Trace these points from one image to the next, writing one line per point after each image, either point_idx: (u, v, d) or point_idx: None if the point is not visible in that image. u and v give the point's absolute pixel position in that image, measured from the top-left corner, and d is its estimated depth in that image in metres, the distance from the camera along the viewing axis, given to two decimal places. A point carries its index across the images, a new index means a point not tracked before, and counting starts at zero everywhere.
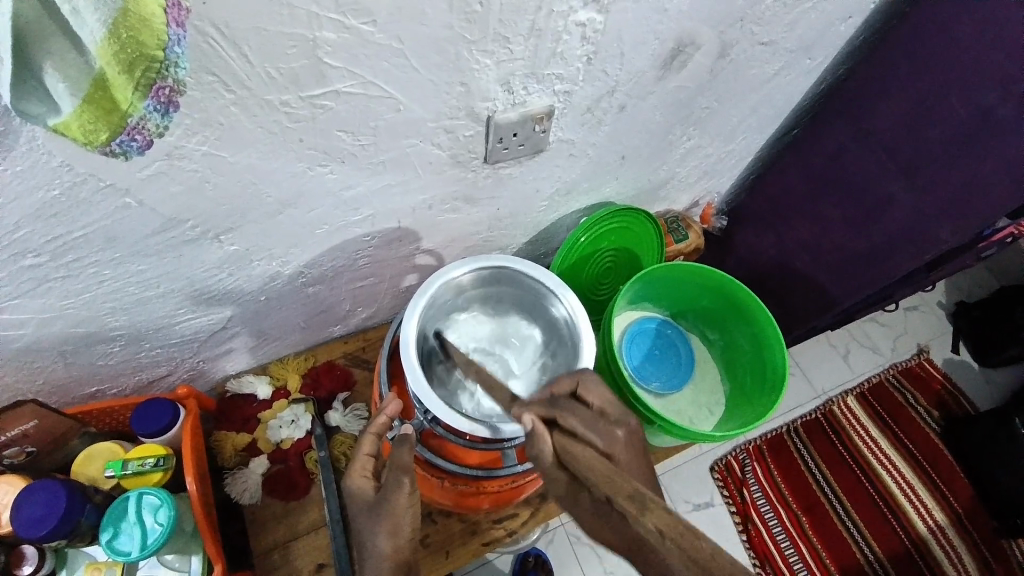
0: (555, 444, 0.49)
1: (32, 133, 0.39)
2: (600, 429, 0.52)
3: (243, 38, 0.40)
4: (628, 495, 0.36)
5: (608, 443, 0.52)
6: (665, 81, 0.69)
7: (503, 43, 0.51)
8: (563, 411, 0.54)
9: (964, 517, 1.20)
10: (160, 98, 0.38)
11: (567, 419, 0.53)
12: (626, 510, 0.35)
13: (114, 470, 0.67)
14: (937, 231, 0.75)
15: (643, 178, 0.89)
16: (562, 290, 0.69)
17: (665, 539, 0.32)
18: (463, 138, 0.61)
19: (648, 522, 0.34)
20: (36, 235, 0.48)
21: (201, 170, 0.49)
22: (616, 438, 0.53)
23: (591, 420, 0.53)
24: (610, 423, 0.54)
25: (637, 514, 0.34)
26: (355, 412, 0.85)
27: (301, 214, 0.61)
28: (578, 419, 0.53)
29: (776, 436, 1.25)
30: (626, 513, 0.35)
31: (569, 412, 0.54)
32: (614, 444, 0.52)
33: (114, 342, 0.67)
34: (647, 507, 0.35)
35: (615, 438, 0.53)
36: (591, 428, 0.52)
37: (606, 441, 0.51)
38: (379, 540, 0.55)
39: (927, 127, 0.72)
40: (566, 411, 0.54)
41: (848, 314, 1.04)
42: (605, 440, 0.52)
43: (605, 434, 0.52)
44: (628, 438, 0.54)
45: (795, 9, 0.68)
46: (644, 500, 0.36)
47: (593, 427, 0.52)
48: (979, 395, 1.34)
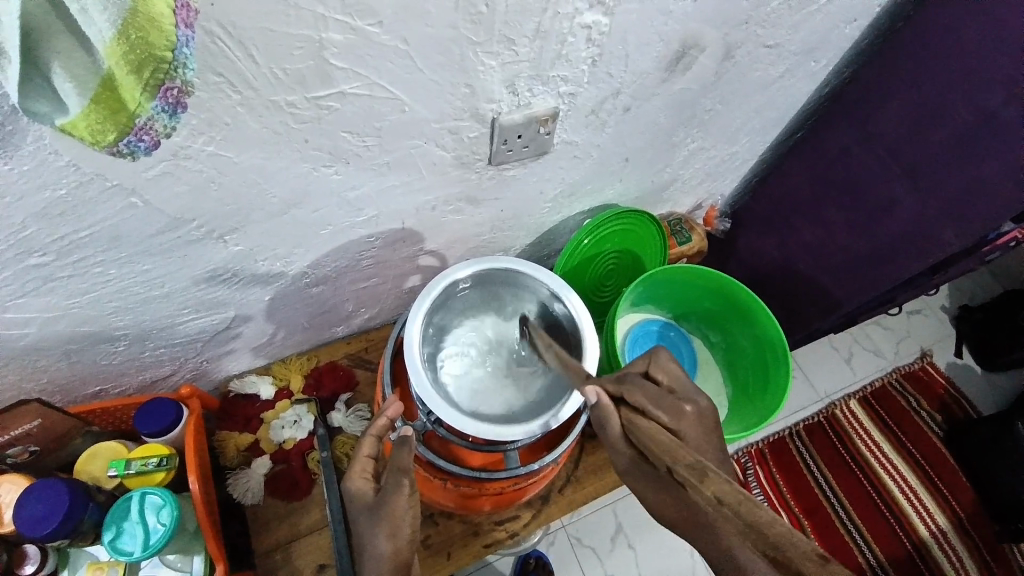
0: (625, 417, 0.56)
1: (39, 132, 0.39)
2: (667, 406, 0.57)
3: (249, 39, 0.40)
4: (690, 465, 0.44)
5: (675, 421, 0.56)
6: (669, 83, 0.69)
7: (508, 44, 0.51)
8: (632, 385, 0.58)
9: (966, 521, 1.20)
10: (167, 99, 0.36)
11: (632, 395, 0.57)
12: (689, 478, 0.43)
13: (117, 469, 0.67)
14: (941, 235, 0.75)
15: (647, 180, 0.89)
16: (564, 291, 0.70)
17: (724, 506, 0.38)
18: (468, 140, 0.61)
19: (708, 490, 0.41)
20: (41, 234, 0.48)
21: (206, 170, 0.50)
22: (684, 418, 0.57)
23: (659, 396, 0.58)
24: (680, 399, 0.58)
25: (697, 484, 0.42)
26: (358, 413, 0.85)
27: (305, 214, 0.61)
28: (645, 393, 0.57)
29: (778, 439, 1.25)
30: (690, 483, 0.43)
31: (636, 386, 0.58)
32: (682, 421, 0.56)
33: (118, 341, 0.67)
34: (707, 477, 0.42)
35: (686, 414, 0.57)
36: (659, 404, 0.57)
37: (675, 417, 0.56)
38: (378, 540, 0.55)
39: (933, 130, 0.71)
40: (633, 385, 0.58)
41: (851, 317, 1.04)
42: (674, 415, 0.56)
43: (672, 411, 0.57)
44: (698, 414, 0.58)
45: (800, 11, 0.68)
46: (703, 470, 0.43)
47: (662, 404, 0.57)
48: (982, 399, 1.34)
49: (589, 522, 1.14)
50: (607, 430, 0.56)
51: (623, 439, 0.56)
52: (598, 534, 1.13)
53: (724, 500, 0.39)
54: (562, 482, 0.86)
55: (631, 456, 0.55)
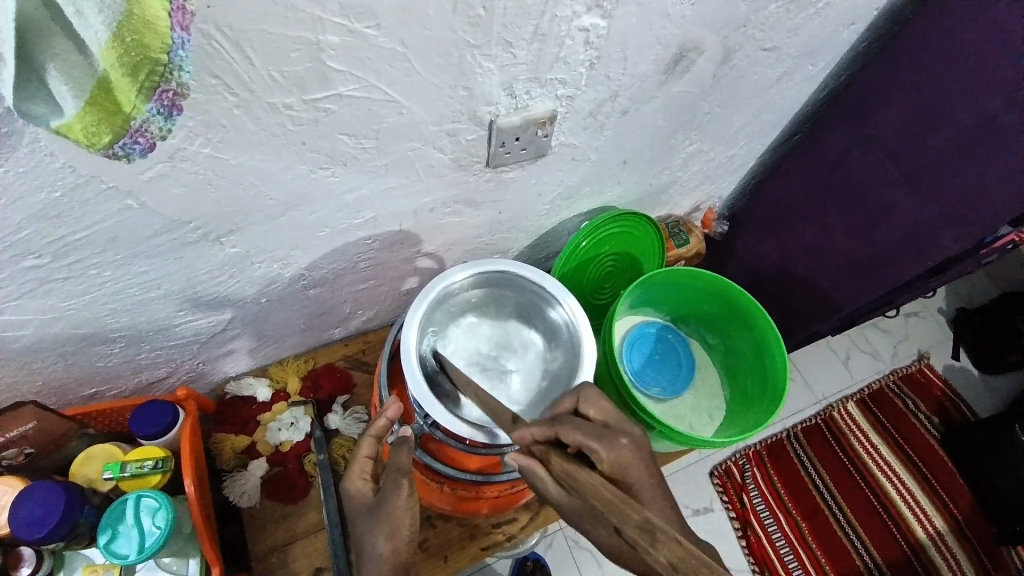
0: (558, 467, 0.50)
1: (35, 134, 0.39)
2: (604, 440, 0.53)
3: (248, 40, 0.40)
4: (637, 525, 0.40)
5: (613, 459, 0.52)
6: (668, 86, 0.69)
7: (506, 47, 0.51)
8: (564, 425, 0.54)
9: (964, 523, 1.20)
10: (161, 102, 0.38)
11: (567, 435, 0.53)
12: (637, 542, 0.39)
13: (113, 472, 0.67)
14: (941, 238, 0.75)
15: (645, 183, 0.89)
16: (564, 295, 0.69)
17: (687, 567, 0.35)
18: (466, 142, 0.61)
19: (663, 556, 0.37)
20: (37, 236, 0.48)
21: (204, 172, 0.49)
22: (622, 450, 0.53)
23: (596, 430, 0.54)
24: (615, 432, 0.54)
25: (648, 549, 0.38)
26: (355, 415, 0.85)
27: (304, 216, 0.61)
28: (579, 430, 0.53)
29: (776, 442, 1.25)
30: (641, 547, 0.39)
31: (569, 424, 0.54)
32: (622, 457, 0.52)
33: (114, 343, 0.66)
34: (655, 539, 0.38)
35: (620, 447, 0.53)
36: (595, 438, 0.53)
37: (612, 456, 0.52)
38: (378, 540, 0.54)
39: (931, 133, 0.71)
40: (566, 424, 0.54)
41: (849, 320, 1.04)
42: (609, 449, 0.52)
43: (610, 444, 0.53)
44: (634, 445, 0.54)
45: (799, 14, 0.68)
46: (656, 533, 0.39)
47: (598, 439, 0.53)
48: (979, 401, 1.34)
49: None
50: (539, 484, 0.50)
51: (557, 485, 0.49)
52: None
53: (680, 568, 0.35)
54: None
55: (567, 501, 0.48)
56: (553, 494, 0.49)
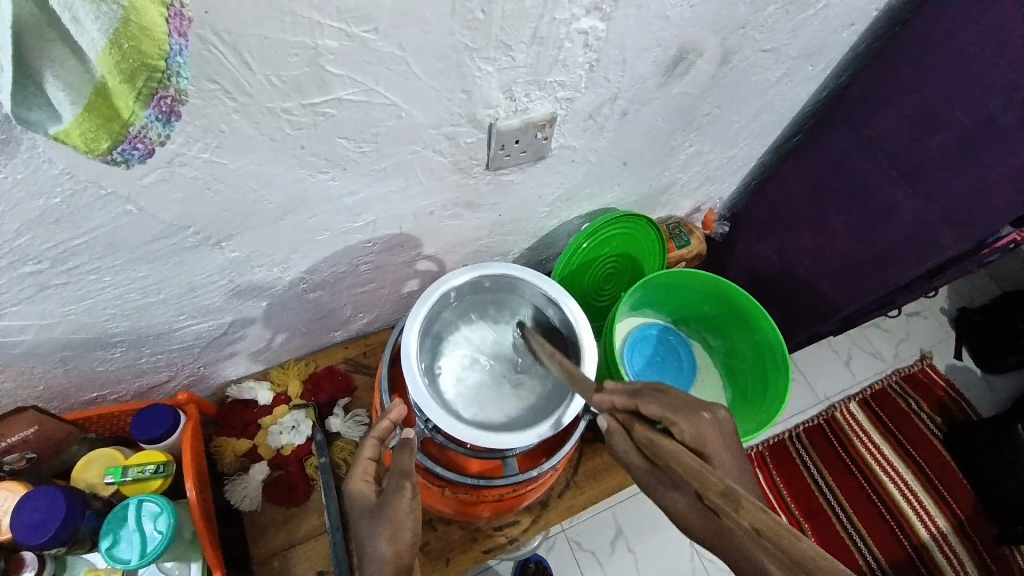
0: (642, 435, 0.52)
1: (33, 141, 0.39)
2: (686, 414, 0.52)
3: (246, 45, 0.40)
4: (719, 489, 0.41)
5: (695, 434, 0.52)
6: (667, 87, 0.68)
7: (505, 50, 0.51)
8: (647, 398, 0.54)
9: (967, 523, 1.19)
10: (161, 108, 0.38)
11: (647, 404, 0.54)
12: (721, 506, 0.39)
13: (114, 477, 0.67)
14: (940, 239, 0.75)
15: (645, 184, 0.89)
16: (563, 297, 0.69)
17: (762, 537, 0.35)
18: (465, 145, 0.61)
19: (744, 518, 0.37)
20: (37, 242, 0.48)
21: (202, 177, 0.49)
22: (705, 424, 0.52)
23: (680, 404, 0.53)
24: (698, 405, 0.54)
25: (733, 512, 0.38)
26: (356, 418, 0.85)
27: (303, 220, 0.61)
28: (662, 404, 0.53)
29: (778, 443, 1.25)
30: (724, 513, 0.39)
31: (651, 397, 0.54)
32: (704, 432, 0.52)
33: (115, 347, 0.66)
34: (739, 504, 0.38)
35: (706, 421, 0.52)
36: (677, 412, 0.53)
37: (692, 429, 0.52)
38: (379, 543, 0.54)
39: (931, 134, 0.71)
40: (648, 396, 0.54)
41: (850, 320, 1.04)
42: (691, 423, 0.52)
43: (692, 419, 0.52)
44: (717, 421, 0.53)
45: (798, 15, 0.67)
46: (739, 499, 0.39)
47: (680, 412, 0.53)
48: (982, 401, 1.34)
49: (589, 526, 1.13)
50: (621, 450, 0.53)
51: (638, 453, 0.52)
52: (598, 537, 1.13)
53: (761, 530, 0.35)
54: (562, 487, 0.86)
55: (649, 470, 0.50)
56: (634, 460, 0.52)
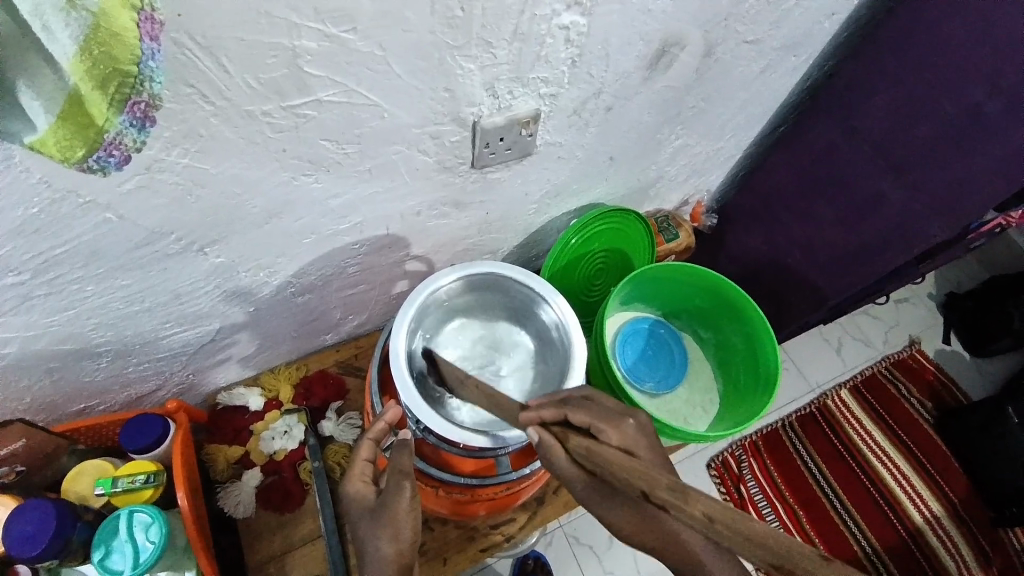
0: (579, 446, 0.46)
1: (9, 151, 0.38)
2: (613, 423, 0.50)
3: (222, 48, 0.40)
4: (666, 486, 0.35)
5: (619, 439, 0.49)
6: (651, 82, 0.68)
7: (486, 47, 0.51)
8: (574, 408, 0.51)
9: (959, 506, 1.21)
10: (135, 114, 0.38)
11: (577, 416, 0.50)
12: (668, 501, 0.34)
13: (104, 488, 0.66)
14: (928, 230, 0.76)
15: (633, 178, 0.89)
16: (552, 294, 0.69)
17: (716, 525, 0.31)
18: (450, 144, 0.60)
19: (693, 508, 0.32)
20: (17, 253, 0.47)
21: (183, 182, 0.49)
22: (629, 432, 0.50)
23: (604, 413, 0.51)
24: (621, 412, 0.52)
25: (681, 505, 0.33)
26: (349, 421, 0.85)
27: (288, 223, 0.60)
28: (589, 413, 0.51)
29: (771, 431, 1.26)
30: (671, 507, 0.34)
31: (580, 408, 0.51)
32: (629, 437, 0.50)
33: (101, 357, 0.66)
34: (688, 493, 0.33)
35: (629, 429, 0.50)
36: (603, 421, 0.50)
37: (617, 435, 0.49)
38: (380, 543, 0.54)
39: (915, 124, 0.72)
40: (577, 407, 0.51)
41: (839, 309, 1.05)
42: (618, 431, 0.49)
43: (617, 426, 0.50)
44: (640, 427, 0.52)
45: (779, 7, 0.67)
46: (685, 487, 0.34)
47: (605, 421, 0.50)
48: (971, 385, 1.35)
49: (587, 521, 1.14)
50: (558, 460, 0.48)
51: (577, 464, 0.47)
52: (595, 532, 1.13)
53: (714, 518, 0.31)
54: (557, 483, 0.86)
55: (587, 479, 0.47)
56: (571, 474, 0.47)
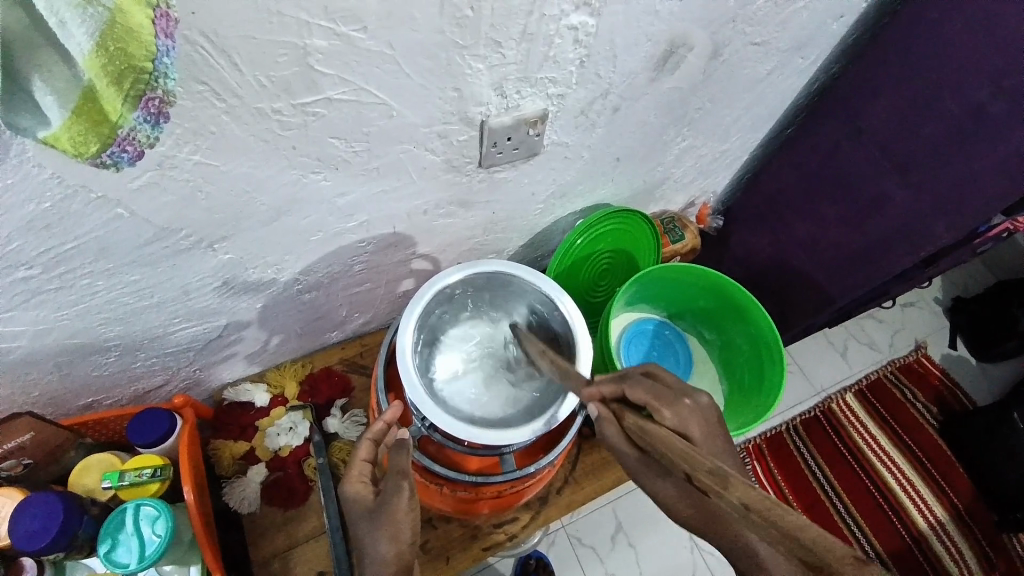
0: (632, 424, 0.50)
1: (22, 146, 0.39)
2: (669, 402, 0.52)
3: (232, 47, 0.40)
4: (708, 471, 0.39)
5: (677, 419, 0.51)
6: (658, 83, 0.69)
7: (495, 47, 0.51)
8: (633, 384, 0.54)
9: (964, 511, 1.20)
10: (149, 110, 0.39)
11: (634, 391, 0.54)
12: (708, 486, 0.38)
13: (111, 481, 0.66)
14: (933, 230, 0.76)
15: (639, 179, 0.89)
16: (558, 293, 0.69)
17: (751, 514, 0.33)
18: (457, 143, 0.61)
19: (732, 496, 0.35)
20: (28, 248, 0.47)
21: (193, 179, 0.49)
22: (686, 411, 0.51)
23: (661, 390, 0.53)
24: (680, 391, 0.53)
25: (721, 491, 0.36)
26: (354, 418, 0.85)
27: (295, 221, 0.60)
28: (646, 390, 0.53)
29: (775, 434, 1.26)
30: (713, 492, 0.37)
31: (637, 383, 0.54)
32: (685, 418, 0.51)
33: (109, 352, 0.66)
34: (729, 482, 0.36)
35: (687, 407, 0.52)
36: (660, 399, 0.52)
37: (676, 414, 0.51)
38: (380, 544, 0.54)
39: (924, 121, 0.71)
40: (633, 383, 0.54)
41: (845, 312, 1.05)
42: (674, 410, 0.51)
43: (674, 406, 0.52)
44: (699, 407, 0.52)
45: (787, 8, 0.67)
46: (726, 475, 0.37)
47: (664, 400, 0.52)
48: (977, 390, 1.35)
49: (589, 522, 1.14)
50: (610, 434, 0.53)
51: (628, 442, 0.51)
52: (598, 533, 1.13)
53: (751, 506, 0.34)
54: (560, 483, 0.86)
55: (638, 456, 0.50)
56: (623, 448, 0.52)
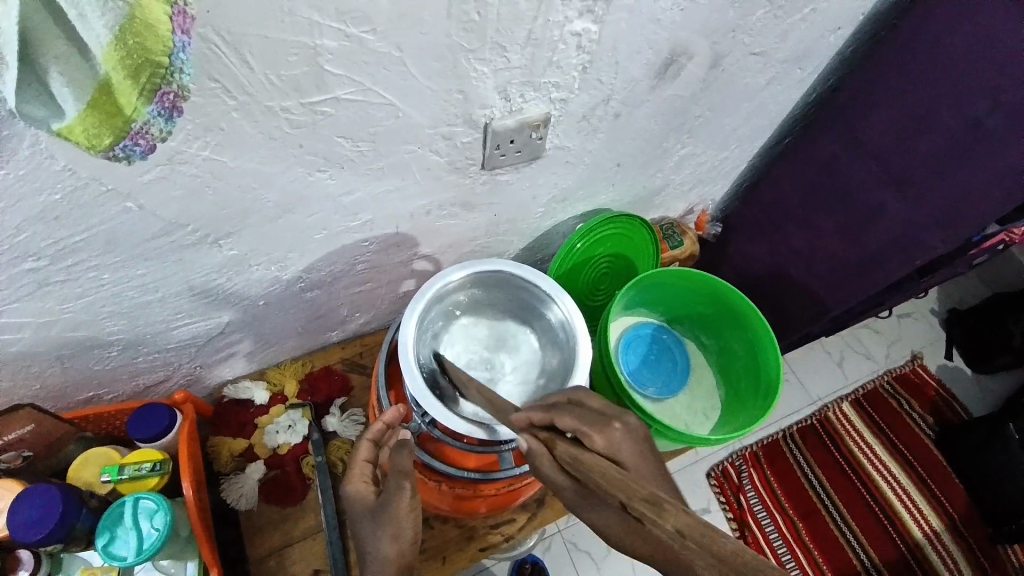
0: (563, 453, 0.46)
1: (36, 137, 0.40)
2: (599, 427, 0.48)
3: (247, 45, 0.41)
4: (645, 497, 0.35)
5: (607, 442, 0.47)
6: (659, 90, 0.70)
7: (500, 51, 0.52)
8: (562, 413, 0.51)
9: (959, 521, 1.20)
10: (163, 104, 0.38)
11: (563, 419, 0.50)
12: (643, 513, 0.34)
13: (110, 475, 0.67)
14: (929, 241, 0.76)
15: (639, 186, 0.90)
16: (558, 294, 0.70)
17: (688, 540, 0.31)
18: (461, 145, 0.61)
19: (669, 523, 0.32)
20: (36, 238, 0.48)
21: (202, 174, 0.50)
22: (617, 435, 0.48)
23: (591, 419, 0.50)
24: (609, 416, 0.50)
25: (654, 519, 0.33)
26: (353, 417, 0.85)
27: (301, 218, 0.61)
28: (577, 418, 0.50)
29: (771, 442, 1.26)
30: (644, 517, 0.34)
31: (567, 412, 0.51)
32: (617, 441, 0.47)
33: (112, 347, 0.67)
34: (665, 510, 0.33)
35: (617, 432, 0.48)
36: (590, 425, 0.49)
37: (607, 438, 0.47)
38: (381, 542, 0.55)
39: (922, 136, 0.72)
40: (563, 411, 0.51)
41: (842, 321, 1.06)
42: (605, 435, 0.48)
43: (604, 431, 0.48)
44: (630, 430, 0.49)
45: (786, 19, 0.69)
46: (664, 504, 0.34)
47: (592, 426, 0.49)
48: (972, 401, 1.36)
49: (585, 527, 1.14)
50: (541, 470, 0.47)
51: (560, 472, 0.45)
52: (594, 538, 1.13)
53: (688, 533, 0.31)
54: None
55: (572, 490, 0.43)
56: (556, 481, 0.45)
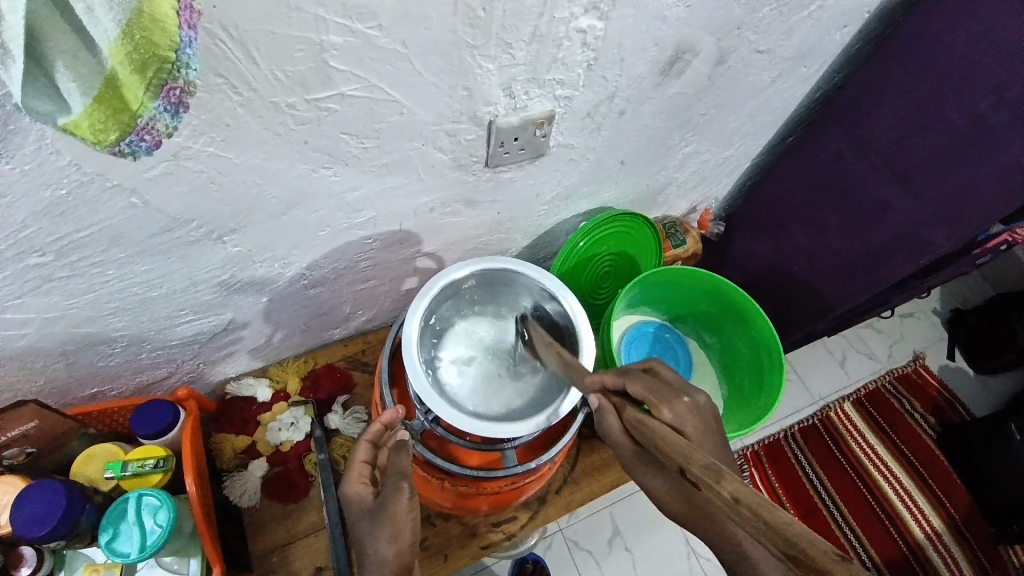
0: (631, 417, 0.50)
1: (41, 132, 0.40)
2: (667, 398, 0.53)
3: (252, 41, 0.41)
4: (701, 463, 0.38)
5: (674, 416, 0.52)
6: (663, 87, 0.70)
7: (506, 48, 0.52)
8: (633, 378, 0.56)
9: (961, 522, 1.20)
10: (170, 99, 0.37)
11: (634, 385, 0.55)
12: (701, 478, 0.38)
13: (114, 471, 0.67)
14: (933, 238, 0.76)
15: (642, 184, 0.90)
16: (563, 291, 0.69)
17: (741, 506, 0.34)
18: (465, 142, 0.61)
19: (719, 487, 0.36)
20: (41, 234, 0.48)
21: (206, 170, 0.50)
22: (683, 408, 0.53)
23: (659, 387, 0.54)
24: (677, 389, 0.54)
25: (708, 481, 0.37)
26: (355, 414, 0.86)
27: (305, 215, 0.61)
28: (646, 385, 0.55)
29: (773, 442, 1.26)
30: (701, 483, 0.38)
31: (637, 377, 0.56)
32: (682, 417, 0.53)
33: (116, 343, 0.67)
34: (720, 475, 0.37)
35: (684, 406, 0.53)
36: (658, 395, 0.54)
37: (673, 410, 0.53)
38: (380, 543, 0.55)
39: (925, 132, 0.72)
40: (635, 377, 0.56)
41: (844, 320, 1.06)
42: (671, 407, 0.53)
43: (671, 403, 0.53)
44: (696, 406, 0.54)
45: (791, 16, 0.68)
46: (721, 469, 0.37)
47: (663, 395, 0.54)
48: (974, 401, 1.36)
49: (586, 525, 1.14)
50: (607, 424, 0.54)
51: (624, 433, 0.53)
52: (595, 537, 1.13)
53: (742, 500, 0.34)
54: (559, 483, 0.86)
55: (635, 450, 0.52)
56: (619, 439, 0.53)
